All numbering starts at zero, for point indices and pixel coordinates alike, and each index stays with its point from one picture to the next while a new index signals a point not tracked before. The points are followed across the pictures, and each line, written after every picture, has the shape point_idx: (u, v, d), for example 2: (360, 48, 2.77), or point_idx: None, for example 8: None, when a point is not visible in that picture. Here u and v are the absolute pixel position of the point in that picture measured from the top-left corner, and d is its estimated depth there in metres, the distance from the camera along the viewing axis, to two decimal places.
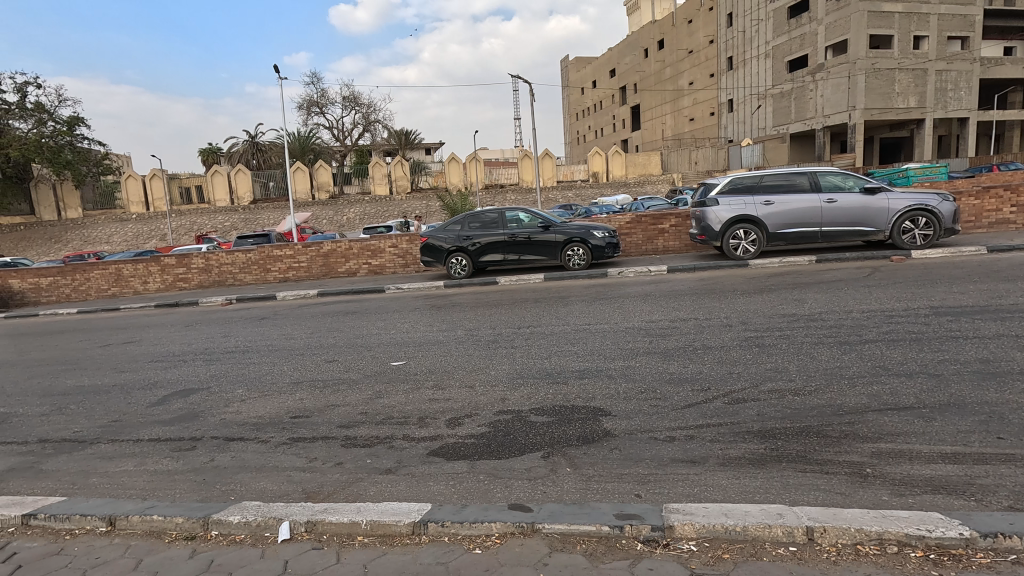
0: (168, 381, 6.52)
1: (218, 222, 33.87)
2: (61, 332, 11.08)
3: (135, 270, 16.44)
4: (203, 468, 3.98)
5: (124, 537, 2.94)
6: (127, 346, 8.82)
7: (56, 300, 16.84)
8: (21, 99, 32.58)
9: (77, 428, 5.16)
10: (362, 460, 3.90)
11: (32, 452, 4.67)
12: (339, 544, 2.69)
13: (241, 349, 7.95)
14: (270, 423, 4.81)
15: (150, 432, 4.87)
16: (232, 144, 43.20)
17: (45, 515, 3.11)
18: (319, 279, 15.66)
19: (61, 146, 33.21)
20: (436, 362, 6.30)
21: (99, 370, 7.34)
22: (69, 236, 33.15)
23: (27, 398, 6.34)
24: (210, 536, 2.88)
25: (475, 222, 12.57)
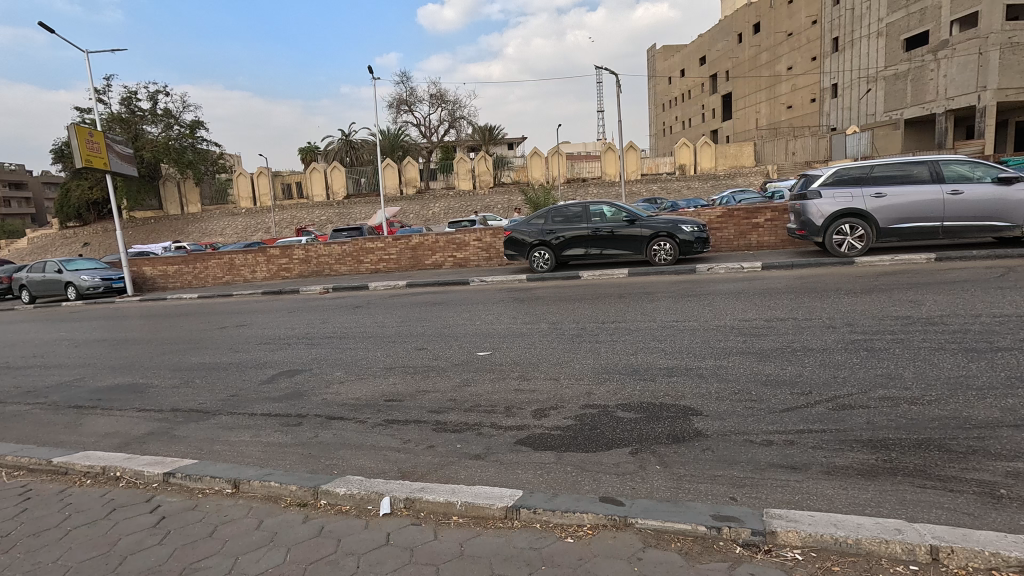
0: (276, 362, 7.10)
1: (316, 216, 36.24)
2: (185, 315, 12.37)
3: (245, 260, 18.01)
4: (310, 443, 4.31)
5: (246, 500, 3.25)
6: (240, 329, 9.71)
7: (180, 285, 18.80)
8: (153, 106, 36.57)
9: (202, 400, 5.77)
10: (453, 445, 4.05)
11: (166, 418, 5.28)
12: (436, 521, 2.83)
13: (338, 334, 8.50)
14: (367, 405, 5.12)
15: (262, 407, 5.35)
16: (329, 143, 45.98)
17: (182, 475, 3.51)
18: (407, 271, 16.34)
19: (184, 147, 36.89)
20: (520, 354, 6.39)
21: (218, 349, 8.14)
22: (190, 229, 36.88)
23: (160, 372, 7.17)
24: (320, 505, 3.11)
25: (558, 216, 12.57)
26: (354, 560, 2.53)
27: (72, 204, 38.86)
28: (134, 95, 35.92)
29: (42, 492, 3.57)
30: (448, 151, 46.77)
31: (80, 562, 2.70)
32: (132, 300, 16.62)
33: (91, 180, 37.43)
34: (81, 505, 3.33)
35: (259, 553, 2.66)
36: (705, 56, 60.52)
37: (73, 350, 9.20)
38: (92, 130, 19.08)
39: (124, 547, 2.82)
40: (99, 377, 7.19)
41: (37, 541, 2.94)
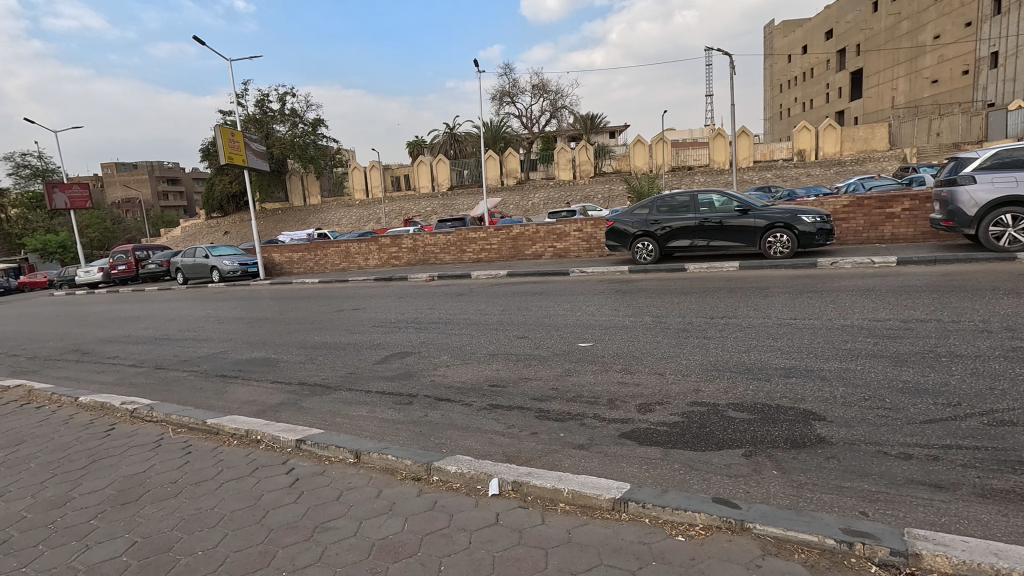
0: (388, 343, 7.57)
1: (422, 207, 37.96)
2: (308, 298, 13.53)
3: (359, 249, 19.34)
4: (421, 421, 4.56)
5: (367, 469, 3.51)
6: (355, 312, 10.48)
7: (303, 271, 20.57)
8: (282, 107, 40.13)
9: (325, 375, 6.31)
10: (556, 433, 4.09)
11: (295, 390, 5.83)
12: (543, 507, 2.88)
13: (444, 320, 8.88)
14: (472, 388, 5.31)
15: (376, 385, 5.73)
16: (435, 137, 47.80)
17: (312, 442, 3.86)
18: (508, 261, 16.66)
19: (307, 144, 40.15)
20: (623, 347, 6.29)
21: (337, 330, 8.84)
22: (311, 219, 40.25)
23: (289, 348, 7.93)
24: (432, 480, 3.28)
25: (663, 205, 12.14)
26: (465, 536, 2.65)
27: (216, 197, 43.84)
28: (266, 97, 39.62)
29: (199, 448, 4.10)
30: (549, 142, 46.76)
31: (232, 511, 3.07)
32: (264, 283, 18.46)
33: (231, 175, 41.95)
34: (230, 462, 3.78)
35: (379, 520, 2.86)
36: (831, 29, 55.05)
37: (218, 326, 10.43)
38: (234, 130, 21.34)
39: (266, 501, 3.16)
40: (239, 351, 8.10)
41: (197, 489, 3.39)
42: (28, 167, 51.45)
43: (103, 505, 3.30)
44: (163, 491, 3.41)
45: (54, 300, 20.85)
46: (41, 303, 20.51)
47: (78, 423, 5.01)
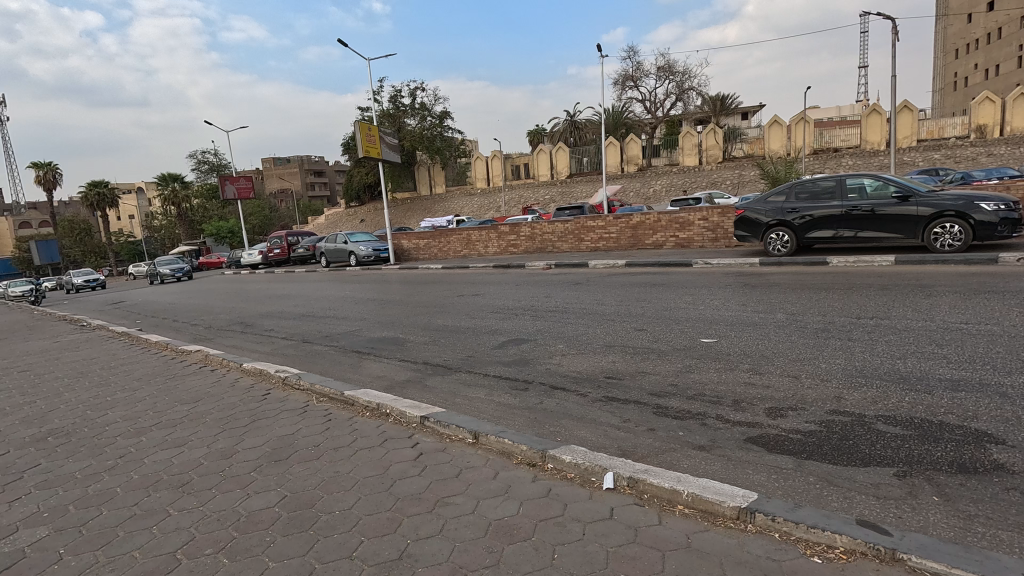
0: (506, 330, 7.76)
1: (540, 196, 38.30)
2: (432, 282, 14.31)
3: (479, 236, 20.05)
4: (536, 407, 4.62)
5: (485, 451, 3.64)
6: (475, 298, 10.88)
7: (428, 257, 21.77)
8: (413, 102, 42.51)
9: (446, 357, 6.64)
10: (675, 432, 3.92)
11: (420, 369, 6.20)
12: (661, 507, 2.78)
13: (560, 309, 8.90)
14: (588, 379, 5.27)
15: (494, 369, 5.91)
16: (555, 125, 47.81)
17: (435, 420, 4.08)
18: (627, 251, 16.28)
19: (435, 136, 42.16)
20: (751, 345, 5.84)
21: (459, 314, 9.24)
22: (436, 208, 42.45)
23: (415, 329, 8.46)
24: (547, 467, 3.31)
25: (803, 191, 11.04)
26: (580, 527, 2.64)
27: (354, 188, 47.81)
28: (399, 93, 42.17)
29: (338, 417, 4.53)
30: (673, 125, 44.63)
31: (364, 478, 3.35)
32: (394, 267, 19.81)
33: (367, 167, 45.44)
34: (364, 432, 4.13)
35: (496, 501, 2.95)
36: None
37: (354, 306, 11.40)
38: (370, 125, 23.02)
39: (393, 472, 3.41)
40: (372, 330, 8.80)
41: (336, 454, 3.74)
42: (207, 163, 59.90)
43: (262, 460, 3.77)
44: (308, 453, 3.81)
45: (225, 278, 24.16)
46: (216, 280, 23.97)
47: (244, 387, 5.78)
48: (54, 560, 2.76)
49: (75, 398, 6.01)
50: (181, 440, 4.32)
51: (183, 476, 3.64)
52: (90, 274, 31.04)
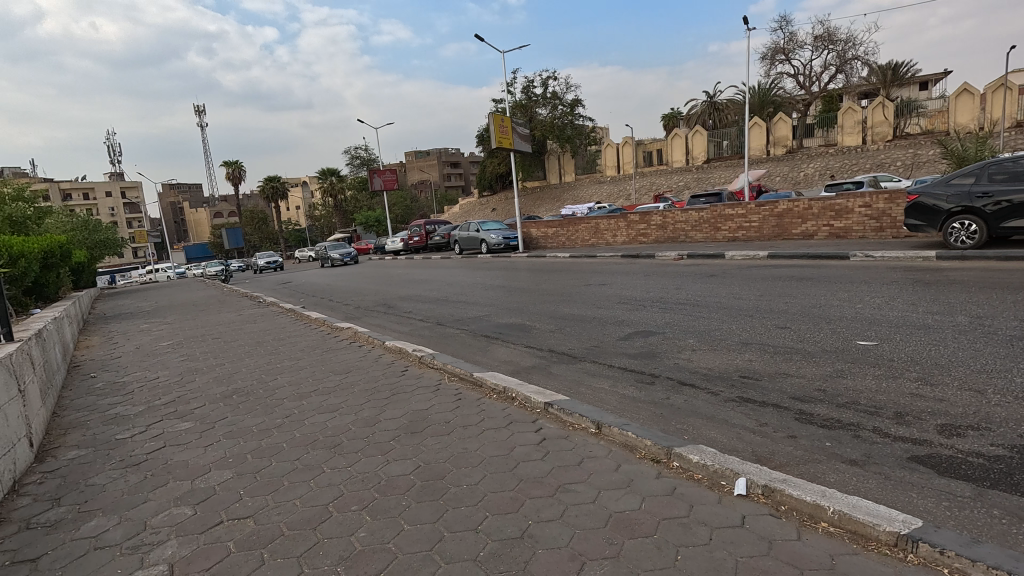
0: (632, 321, 7.58)
1: (674, 182, 36.64)
2: (559, 271, 14.41)
3: (608, 225, 19.75)
4: (663, 403, 4.47)
5: (608, 442, 3.60)
6: (602, 287, 10.76)
7: (556, 245, 21.95)
8: (545, 91, 42.77)
9: (571, 346, 6.66)
10: (821, 442, 3.55)
11: (545, 356, 6.31)
12: (800, 522, 2.55)
13: (692, 301, 8.46)
14: (720, 377, 4.97)
15: (619, 360, 5.82)
16: (693, 107, 45.19)
17: (559, 407, 4.13)
18: (770, 241, 15.00)
19: (565, 124, 42.10)
20: (922, 351, 5.08)
21: (585, 303, 9.21)
22: (565, 196, 42.58)
23: (541, 317, 8.59)
24: (673, 466, 3.20)
25: (1000, 173, 9.27)
26: (707, 531, 2.52)
27: (486, 178, 49.55)
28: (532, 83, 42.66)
29: (467, 397, 4.78)
30: (831, 101, 39.90)
31: (490, 457, 3.50)
32: (522, 255, 20.27)
33: (499, 158, 46.81)
34: (491, 413, 4.32)
35: (618, 494, 2.92)
36: None
37: (484, 292, 11.88)
38: (503, 116, 23.62)
39: (517, 454, 3.52)
40: (500, 315, 9.11)
41: (465, 432, 3.95)
42: (359, 158, 65.86)
43: (400, 430, 4.11)
44: (440, 428, 4.08)
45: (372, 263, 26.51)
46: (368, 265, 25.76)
47: (385, 363, 6.32)
48: (236, 499, 3.26)
49: (253, 363, 7.03)
50: (333, 407, 4.86)
51: (335, 438, 4.09)
52: (271, 257, 35.39)
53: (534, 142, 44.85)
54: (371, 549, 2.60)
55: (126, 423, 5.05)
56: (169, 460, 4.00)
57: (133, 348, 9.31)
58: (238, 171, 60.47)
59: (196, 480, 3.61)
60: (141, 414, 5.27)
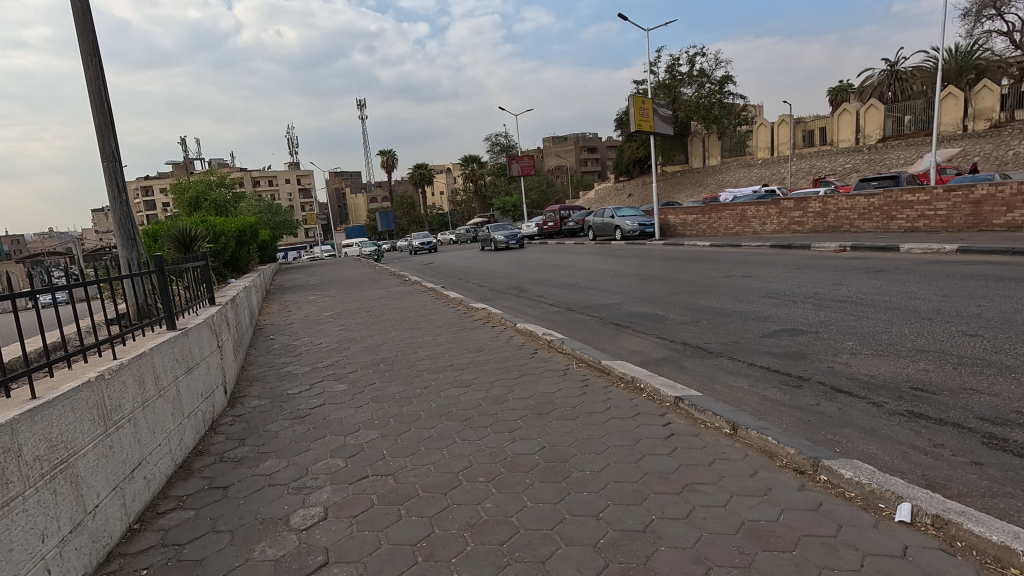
0: (780, 317, 6.95)
1: (839, 165, 32.64)
2: (698, 260, 13.65)
3: (757, 212, 18.24)
4: (810, 409, 4.06)
5: (743, 446, 3.37)
6: (747, 279, 10.00)
7: (696, 233, 20.78)
8: (691, 69, 40.25)
9: (708, 339, 6.31)
10: (1017, 474, 2.96)
11: (678, 349, 6.06)
12: (980, 563, 2.17)
13: (854, 299, 7.52)
14: (884, 387, 4.37)
15: (761, 359, 5.39)
16: (867, 77, 39.64)
17: (690, 402, 3.94)
18: (960, 233, 12.80)
19: (713, 103, 39.34)
20: None
21: (725, 296, 8.64)
22: (708, 181, 40.16)
23: (676, 307, 8.24)
24: (819, 479, 2.90)
25: None
26: (857, 556, 2.26)
27: (624, 163, 48.32)
28: (677, 61, 40.43)
29: (594, 384, 4.77)
30: None
31: (615, 446, 3.46)
32: (658, 243, 19.51)
33: (638, 141, 45.34)
34: (617, 402, 4.26)
35: (752, 501, 2.73)
36: None
37: (616, 280, 11.66)
38: (645, 98, 22.78)
39: (643, 446, 3.44)
40: (631, 304, 8.89)
41: (590, 419, 3.95)
42: (499, 144, 67.96)
43: (527, 411, 4.22)
44: (566, 412, 4.12)
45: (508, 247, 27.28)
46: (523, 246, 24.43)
47: (516, 344, 6.53)
48: (380, 457, 3.61)
49: (398, 337, 7.67)
50: (466, 383, 5.14)
51: (467, 412, 4.33)
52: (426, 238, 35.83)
53: (678, 124, 42.65)
54: (495, 520, 2.72)
55: (295, 380, 5.82)
56: (327, 417, 4.53)
57: (303, 316, 10.67)
58: (391, 159, 65.77)
59: (347, 436, 4.06)
60: (306, 375, 6.04)
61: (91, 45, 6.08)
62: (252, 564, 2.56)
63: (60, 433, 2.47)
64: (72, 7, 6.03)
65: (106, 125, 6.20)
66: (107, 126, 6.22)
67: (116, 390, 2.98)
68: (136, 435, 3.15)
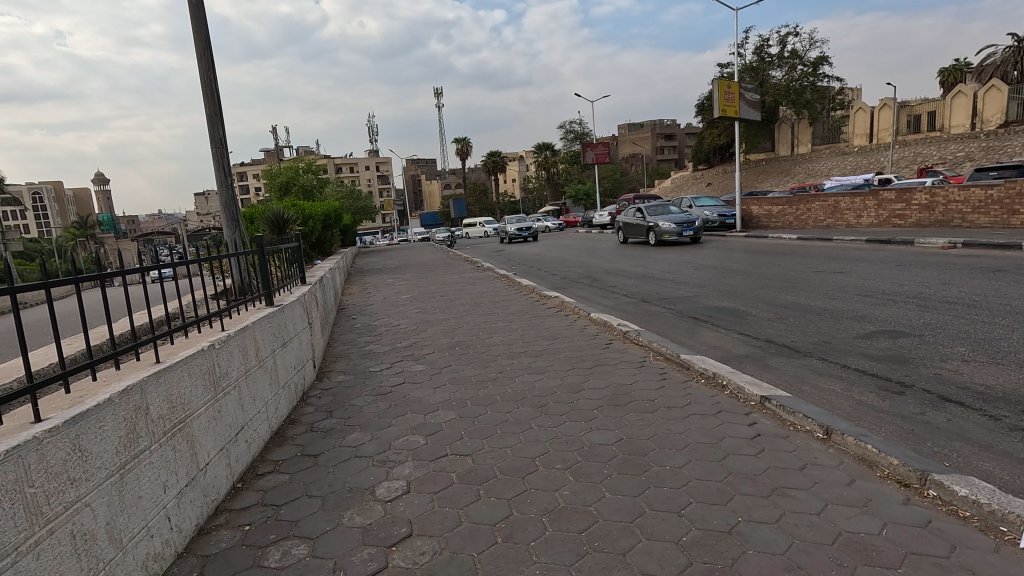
0: (879, 318, 6.42)
1: (949, 153, 29.61)
2: (785, 254, 12.86)
3: (852, 204, 16.95)
4: (913, 418, 3.73)
5: (839, 452, 3.16)
6: (839, 275, 9.32)
7: (781, 225, 19.64)
8: (782, 50, 37.56)
9: (795, 338, 5.95)
10: None
11: (761, 346, 5.77)
12: None
13: (967, 301, 6.81)
14: (1004, 399, 3.93)
15: (856, 362, 5.01)
16: (989, 55, 35.53)
17: (777, 403, 3.74)
18: None
19: (805, 87, 36.52)
20: None
21: (815, 292, 8.10)
22: (796, 170, 37.79)
23: (760, 303, 7.83)
24: (926, 494, 2.67)
25: None
26: None
27: (704, 150, 46.28)
28: (767, 42, 38.02)
29: (673, 377, 4.64)
30: None
31: (697, 443, 3.35)
32: (740, 235, 18.58)
33: (721, 128, 43.27)
34: (698, 398, 4.12)
35: (850, 511, 2.56)
36: None
37: (695, 272, 11.21)
38: (731, 82, 21.71)
39: (727, 445, 3.31)
40: (711, 297, 8.54)
41: (669, 413, 3.85)
42: (573, 132, 67.13)
43: (603, 401, 4.17)
44: (643, 405, 4.04)
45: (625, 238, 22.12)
46: (699, 236, 17.00)
47: (591, 334, 6.46)
48: (458, 437, 3.71)
49: (473, 321, 7.81)
50: (540, 369, 5.16)
51: (542, 399, 4.35)
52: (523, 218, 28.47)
53: (765, 109, 40.27)
54: (573, 508, 2.72)
55: (376, 359, 6.08)
56: (407, 395, 4.71)
57: (382, 298, 11.09)
58: (466, 146, 66.73)
59: (427, 415, 4.19)
60: (387, 354, 6.29)
61: (204, 40, 6.56)
62: (342, 529, 2.72)
63: (180, 396, 2.71)
64: (189, 5, 6.52)
65: (216, 115, 6.69)
66: (217, 115, 6.71)
67: (225, 358, 3.24)
68: (239, 402, 3.41)
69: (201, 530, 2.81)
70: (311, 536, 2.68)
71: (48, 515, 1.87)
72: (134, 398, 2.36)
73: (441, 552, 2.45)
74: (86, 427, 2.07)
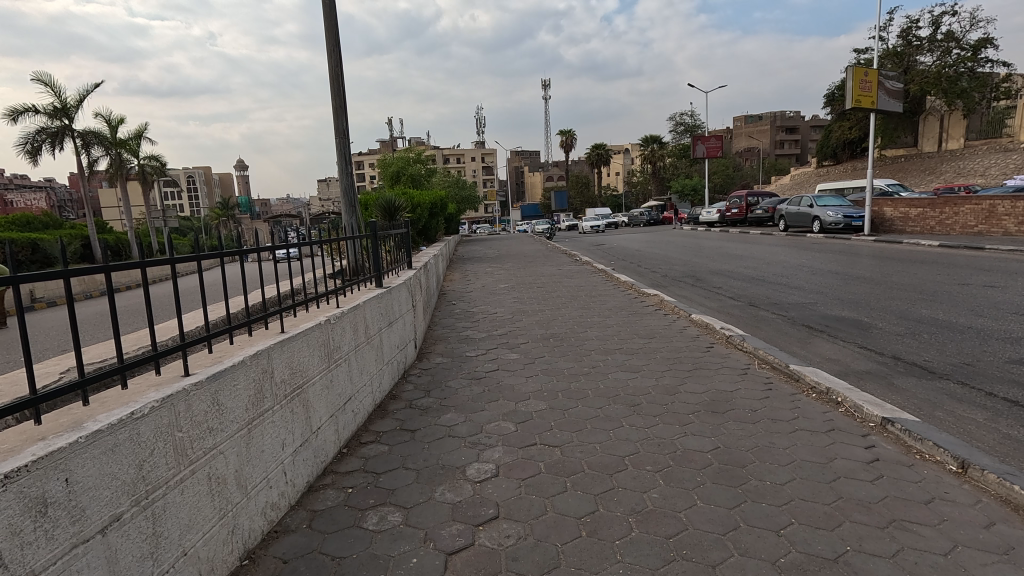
0: None
1: None
2: (919, 262, 11.52)
3: (1013, 209, 14.77)
4: None
5: (976, 489, 2.79)
6: (989, 290, 8.14)
7: (918, 229, 17.62)
8: (934, 32, 33.21)
9: (930, 357, 5.31)
10: None
11: (886, 363, 5.20)
12: None
13: None
14: None
15: (1005, 390, 4.36)
16: None
17: (901, 427, 3.37)
18: None
19: (961, 73, 32.05)
20: None
21: (957, 308, 7.13)
22: (943, 167, 33.42)
23: (888, 315, 7.08)
24: None
25: None
26: None
27: (830, 145, 42.45)
28: (915, 24, 33.77)
29: (779, 390, 4.31)
30: None
31: (804, 460, 3.12)
32: (867, 238, 16.89)
33: (852, 121, 39.33)
34: (807, 413, 3.83)
35: (986, 557, 2.26)
36: None
37: (811, 277, 10.36)
38: (869, 69, 19.63)
39: (839, 467, 3.04)
40: (829, 306, 7.85)
41: (773, 426, 3.61)
42: (683, 124, 64.15)
43: (700, 407, 3.99)
44: (744, 415, 3.82)
45: None
46: None
47: (690, 335, 6.21)
48: (548, 428, 3.74)
49: (568, 314, 7.80)
50: (635, 368, 5.06)
51: (635, 398, 4.25)
52: None
53: (908, 99, 35.96)
54: (662, 512, 2.65)
55: (472, 344, 6.28)
56: (500, 381, 4.84)
57: (481, 286, 11.40)
58: (570, 138, 66.46)
59: (518, 403, 4.26)
60: (483, 340, 6.46)
61: (333, 37, 7.08)
62: (433, 502, 2.86)
63: (299, 364, 2.98)
64: (324, 6, 7.07)
65: (341, 106, 7.21)
66: (342, 107, 7.24)
67: (338, 333, 3.51)
68: (348, 374, 3.69)
69: (311, 487, 3.09)
70: (405, 505, 2.85)
71: (192, 457, 2.14)
72: (261, 362, 2.63)
73: (525, 538, 2.50)
74: (223, 384, 2.34)
